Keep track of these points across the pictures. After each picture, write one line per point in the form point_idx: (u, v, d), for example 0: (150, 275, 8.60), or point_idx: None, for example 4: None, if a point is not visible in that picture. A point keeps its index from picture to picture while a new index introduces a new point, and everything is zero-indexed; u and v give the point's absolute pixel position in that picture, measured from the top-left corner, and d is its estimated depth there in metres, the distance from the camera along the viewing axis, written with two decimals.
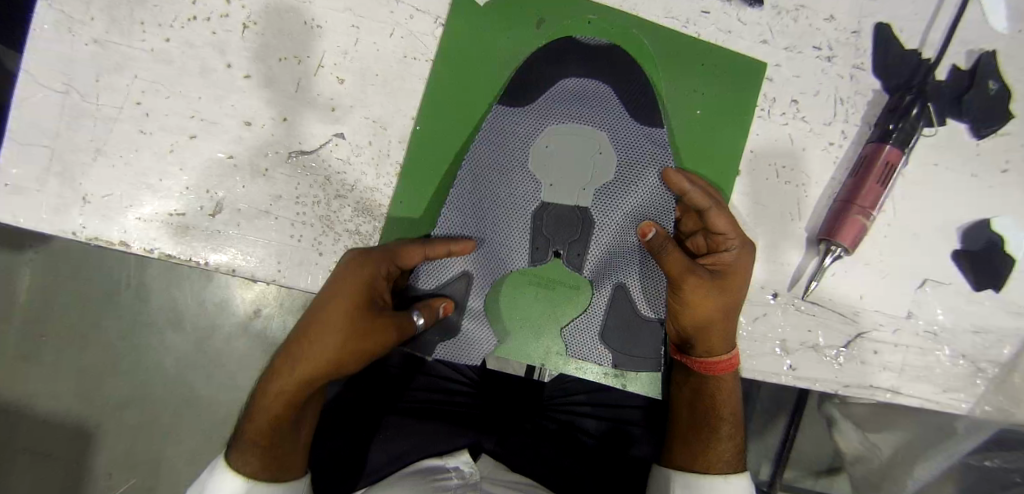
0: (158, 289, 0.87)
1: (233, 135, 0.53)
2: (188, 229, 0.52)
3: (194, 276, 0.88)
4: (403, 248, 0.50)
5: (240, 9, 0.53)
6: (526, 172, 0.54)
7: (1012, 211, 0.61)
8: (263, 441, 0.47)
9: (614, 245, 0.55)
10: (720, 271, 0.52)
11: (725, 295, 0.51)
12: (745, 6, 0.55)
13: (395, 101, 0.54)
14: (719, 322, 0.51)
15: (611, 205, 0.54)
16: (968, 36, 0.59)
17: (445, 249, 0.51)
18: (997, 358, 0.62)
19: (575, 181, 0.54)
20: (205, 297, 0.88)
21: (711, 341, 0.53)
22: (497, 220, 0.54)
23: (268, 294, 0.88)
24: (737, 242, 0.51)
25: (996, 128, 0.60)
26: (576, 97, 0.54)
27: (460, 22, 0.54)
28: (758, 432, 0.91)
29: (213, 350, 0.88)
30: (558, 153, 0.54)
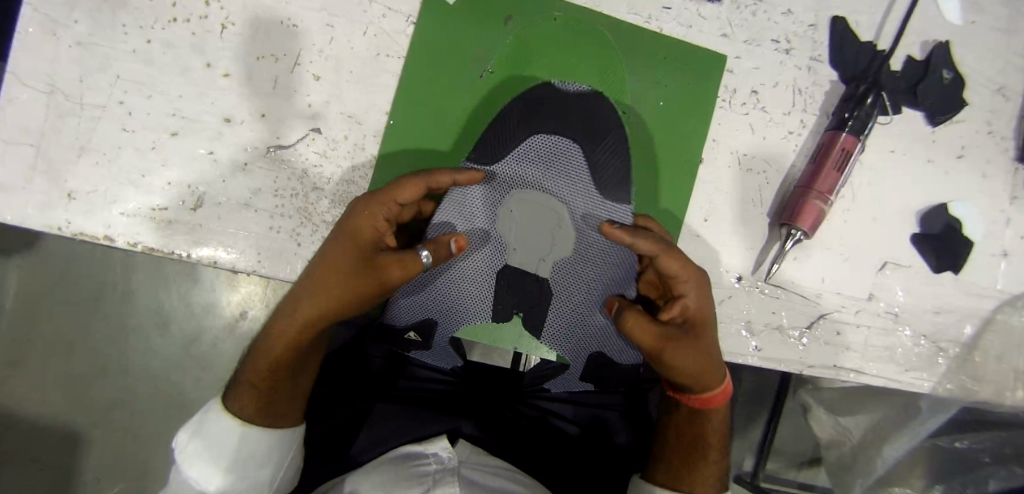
0: (147, 290, 0.89)
1: (213, 132, 0.55)
2: (170, 224, 0.54)
3: (179, 277, 0.90)
4: (401, 184, 0.49)
5: (218, 10, 0.54)
6: (486, 245, 0.55)
7: (966, 196, 0.64)
8: (261, 384, 0.49)
9: (578, 312, 0.56)
10: (689, 320, 0.53)
11: (702, 342, 0.52)
12: (705, 2, 0.57)
13: (370, 97, 0.56)
14: (701, 367, 0.52)
15: (570, 272, 0.56)
16: (923, 27, 0.62)
17: (446, 178, 0.51)
18: (958, 338, 0.64)
19: (535, 251, 0.55)
20: (192, 300, 0.90)
21: (703, 381, 0.52)
22: (466, 280, 0.55)
23: (254, 295, 0.91)
24: (692, 287, 0.52)
25: (951, 115, 0.62)
26: (539, 157, 0.54)
27: (432, 22, 0.56)
28: (741, 426, 0.94)
29: (200, 353, 0.90)
30: (518, 225, 0.55)
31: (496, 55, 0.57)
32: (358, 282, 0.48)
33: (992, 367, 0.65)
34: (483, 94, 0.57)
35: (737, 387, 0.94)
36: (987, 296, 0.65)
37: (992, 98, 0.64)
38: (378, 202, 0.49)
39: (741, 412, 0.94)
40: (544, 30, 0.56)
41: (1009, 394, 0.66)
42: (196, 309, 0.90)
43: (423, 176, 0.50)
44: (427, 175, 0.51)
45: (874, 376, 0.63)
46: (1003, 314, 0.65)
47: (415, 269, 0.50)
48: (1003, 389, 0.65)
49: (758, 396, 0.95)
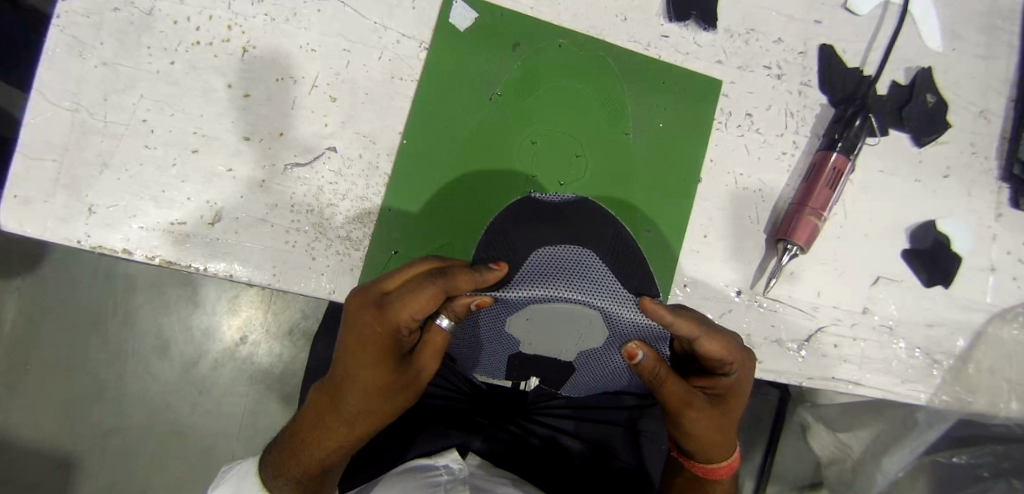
0: (147, 313, 0.90)
1: (233, 150, 0.57)
2: (188, 238, 0.56)
3: (180, 300, 0.91)
4: (417, 299, 0.42)
5: (240, 35, 0.58)
6: (497, 334, 0.46)
7: (953, 215, 0.67)
8: (312, 478, 0.50)
9: (600, 375, 0.52)
10: (719, 395, 0.51)
11: (727, 417, 0.51)
12: (700, 30, 0.61)
13: (384, 118, 0.57)
14: (718, 439, 0.52)
15: (593, 359, 0.48)
16: (907, 54, 0.66)
17: (466, 286, 0.41)
18: (951, 351, 0.66)
19: (556, 347, 0.46)
20: (191, 324, 0.91)
21: (716, 455, 0.53)
22: (478, 343, 0.50)
23: (254, 320, 0.93)
24: (737, 368, 0.49)
25: (936, 136, 0.65)
26: (552, 268, 0.41)
27: (442, 49, 0.58)
28: (741, 449, 0.96)
29: (198, 377, 0.91)
30: (536, 330, 0.43)
31: (504, 79, 0.58)
32: (398, 389, 0.47)
33: (985, 379, 0.67)
34: (492, 117, 0.58)
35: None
36: (976, 309, 0.68)
37: (975, 121, 0.68)
38: (391, 314, 0.43)
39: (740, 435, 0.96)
40: (551, 57, 0.58)
41: (1002, 406, 0.68)
42: (196, 334, 0.91)
43: (437, 284, 0.42)
44: (442, 277, 0.42)
45: (872, 389, 0.64)
46: (993, 327, 0.68)
47: (440, 337, 0.47)
48: (997, 400, 0.67)
49: (757, 418, 0.96)
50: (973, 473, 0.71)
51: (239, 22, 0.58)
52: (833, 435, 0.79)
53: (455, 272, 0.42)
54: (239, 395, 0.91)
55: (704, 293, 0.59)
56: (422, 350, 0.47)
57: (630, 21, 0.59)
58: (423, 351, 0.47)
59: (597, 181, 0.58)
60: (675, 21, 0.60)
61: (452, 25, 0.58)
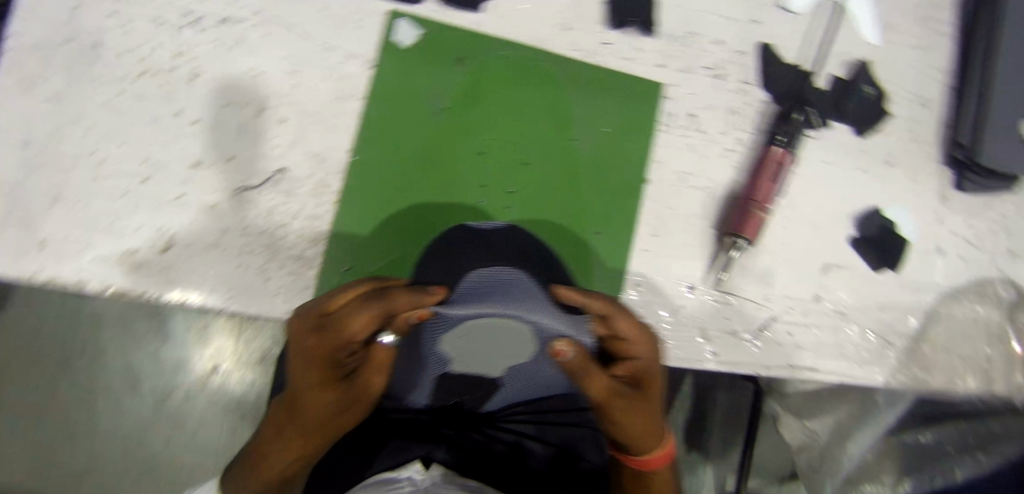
0: (116, 351, 0.92)
1: (184, 177, 0.57)
2: (141, 267, 0.56)
3: (147, 336, 0.93)
4: (356, 318, 0.42)
5: (187, 62, 0.58)
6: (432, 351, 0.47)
7: (898, 200, 0.69)
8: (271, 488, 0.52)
9: (532, 378, 0.55)
10: (637, 382, 0.52)
11: (648, 403, 0.52)
12: (640, 35, 0.62)
13: (332, 137, 0.58)
14: (649, 427, 0.52)
15: (524, 365, 0.51)
16: (844, 47, 0.68)
17: (405, 305, 0.42)
18: (904, 332, 0.68)
19: (490, 357, 0.48)
20: (162, 358, 0.93)
21: (648, 444, 0.54)
22: (412, 361, 0.50)
23: (224, 351, 0.94)
24: (644, 350, 0.50)
25: (873, 126, 0.68)
26: (481, 286, 0.42)
27: (386, 67, 0.59)
28: (721, 444, 1.02)
29: (171, 411, 0.92)
30: (472, 343, 0.45)
31: (449, 93, 0.59)
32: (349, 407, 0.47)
33: (939, 357, 0.69)
34: (439, 131, 0.59)
35: (711, 403, 1.03)
36: (926, 291, 0.70)
37: (913, 108, 0.70)
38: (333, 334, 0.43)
39: (718, 431, 1.02)
40: (494, 69, 0.59)
41: (960, 382, 0.70)
42: (166, 367, 0.93)
43: (376, 306, 0.42)
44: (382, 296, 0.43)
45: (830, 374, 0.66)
46: (945, 307, 0.70)
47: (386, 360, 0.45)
48: (954, 378, 0.69)
49: (734, 412, 1.02)
50: (940, 446, 0.78)
51: (185, 50, 0.58)
52: (800, 423, 0.80)
53: (396, 293, 0.43)
54: (214, 424, 0.93)
55: (657, 290, 0.61)
56: (365, 369, 0.46)
57: (573, 31, 0.61)
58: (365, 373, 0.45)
59: (544, 188, 0.60)
60: (616, 28, 0.61)
61: (395, 42, 0.59)
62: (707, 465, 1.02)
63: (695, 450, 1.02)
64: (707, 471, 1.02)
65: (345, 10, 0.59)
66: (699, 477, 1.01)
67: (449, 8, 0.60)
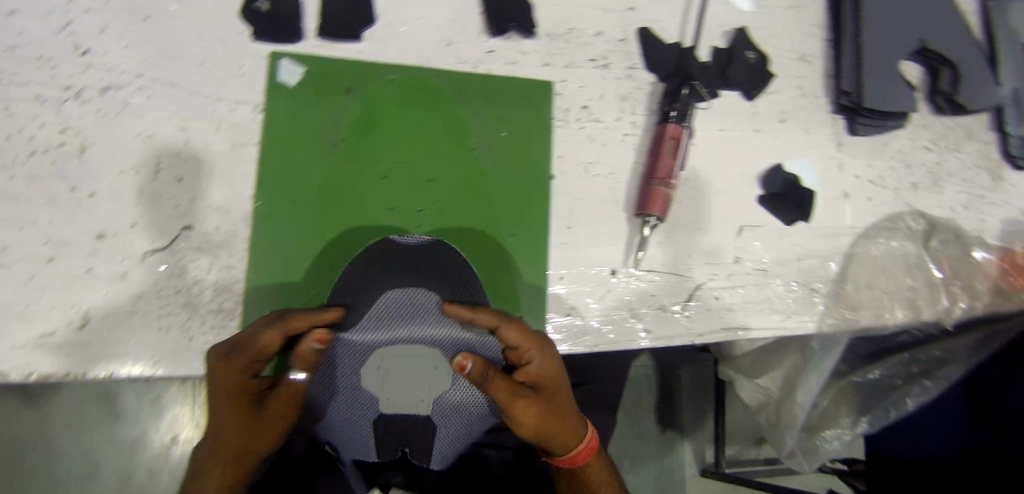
0: (70, 440, 0.92)
1: (89, 250, 0.56)
2: (58, 348, 0.54)
3: (100, 418, 0.93)
4: (258, 343, 0.49)
5: (76, 135, 0.57)
6: (364, 389, 0.56)
7: (798, 154, 0.72)
8: None
9: (460, 424, 0.59)
10: (539, 384, 0.55)
11: (552, 402, 0.56)
12: (522, 39, 0.64)
13: (233, 186, 0.58)
14: (558, 423, 0.56)
15: (446, 401, 0.57)
16: (719, 20, 0.71)
17: (301, 326, 0.50)
18: (827, 276, 0.71)
19: (415, 392, 0.56)
20: (118, 439, 0.94)
21: (564, 440, 0.57)
22: (350, 413, 0.57)
23: (180, 418, 0.95)
24: (537, 355, 0.53)
25: (762, 88, 0.71)
26: (400, 312, 0.57)
27: (277, 107, 0.59)
28: (695, 418, 1.05)
29: (137, 488, 0.93)
30: (394, 370, 0.56)
31: (343, 124, 0.60)
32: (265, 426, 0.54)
33: (864, 294, 0.72)
34: (339, 162, 0.59)
35: (678, 383, 1.05)
36: (842, 235, 0.73)
37: (797, 65, 0.73)
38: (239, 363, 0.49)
39: (689, 407, 1.05)
40: (384, 93, 0.61)
41: (890, 315, 0.73)
42: (125, 446, 0.94)
43: (278, 330, 0.49)
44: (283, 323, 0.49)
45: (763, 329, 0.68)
46: (861, 247, 0.73)
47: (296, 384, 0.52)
48: (882, 312, 0.72)
49: (702, 389, 1.05)
50: (889, 383, 0.82)
51: (71, 123, 0.57)
52: (752, 382, 0.81)
53: (293, 317, 0.50)
54: None
55: (581, 279, 0.62)
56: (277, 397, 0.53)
57: (455, 45, 0.63)
58: (276, 398, 0.53)
59: (453, 200, 0.61)
60: (497, 36, 0.64)
61: (281, 83, 0.60)
62: (684, 440, 1.05)
63: (671, 428, 1.04)
64: (685, 446, 1.05)
65: (228, 59, 0.60)
66: (678, 452, 1.04)
67: (330, 41, 0.61)
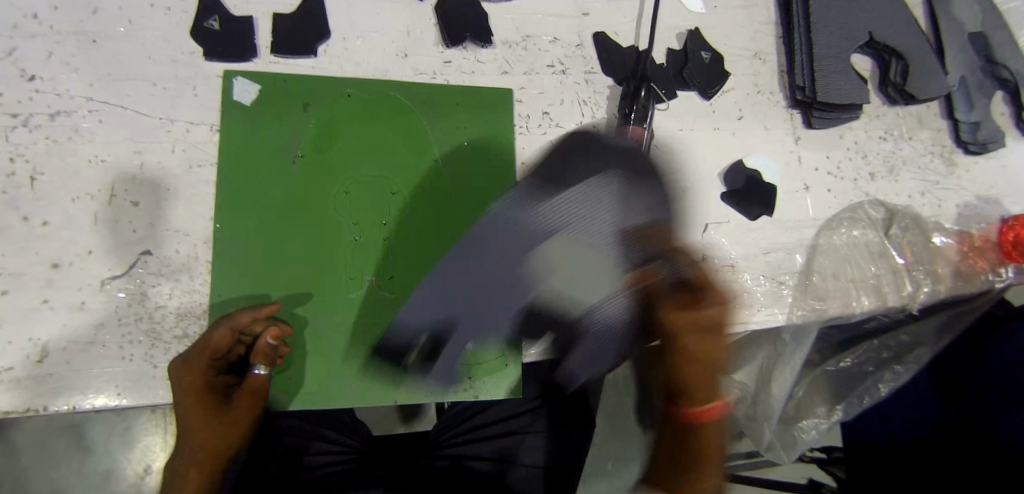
0: (39, 475, 0.90)
1: (44, 280, 0.55)
2: (16, 383, 0.53)
3: (70, 451, 0.92)
4: (210, 336, 0.51)
5: (25, 164, 0.55)
6: (526, 265, 0.56)
7: (758, 150, 0.74)
8: None
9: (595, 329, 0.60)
10: (712, 324, 0.51)
11: (735, 342, 0.51)
12: (479, 48, 0.65)
13: (193, 208, 0.57)
14: None
15: (603, 302, 0.58)
16: (674, 22, 0.73)
17: (251, 315, 0.52)
18: (793, 268, 0.73)
19: (580, 277, 0.57)
20: (89, 472, 0.91)
21: (711, 386, 0.53)
22: (505, 303, 0.58)
23: (153, 446, 0.93)
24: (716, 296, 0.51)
25: (718, 87, 0.72)
26: (585, 204, 0.55)
27: (232, 126, 0.59)
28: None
29: None
30: (569, 250, 0.56)
31: (302, 139, 0.60)
32: (231, 426, 0.53)
33: (830, 284, 0.74)
34: (300, 178, 0.59)
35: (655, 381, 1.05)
36: (805, 227, 0.74)
37: (752, 63, 0.75)
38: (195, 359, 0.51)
39: None
40: (343, 107, 0.61)
41: (856, 303, 0.74)
42: (95, 479, 0.91)
43: (227, 322, 0.51)
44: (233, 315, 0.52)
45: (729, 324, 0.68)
46: (824, 238, 0.75)
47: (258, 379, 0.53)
48: (849, 301, 0.74)
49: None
50: (861, 368, 0.84)
51: (21, 152, 0.55)
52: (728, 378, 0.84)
53: (244, 310, 0.53)
54: None
55: None
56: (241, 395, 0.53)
57: (411, 56, 0.63)
58: (240, 396, 0.53)
59: (418, 211, 0.61)
60: (453, 46, 0.64)
61: (237, 102, 0.59)
62: None
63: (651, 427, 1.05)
64: None
65: (180, 80, 0.59)
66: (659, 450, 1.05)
67: (285, 57, 0.61)
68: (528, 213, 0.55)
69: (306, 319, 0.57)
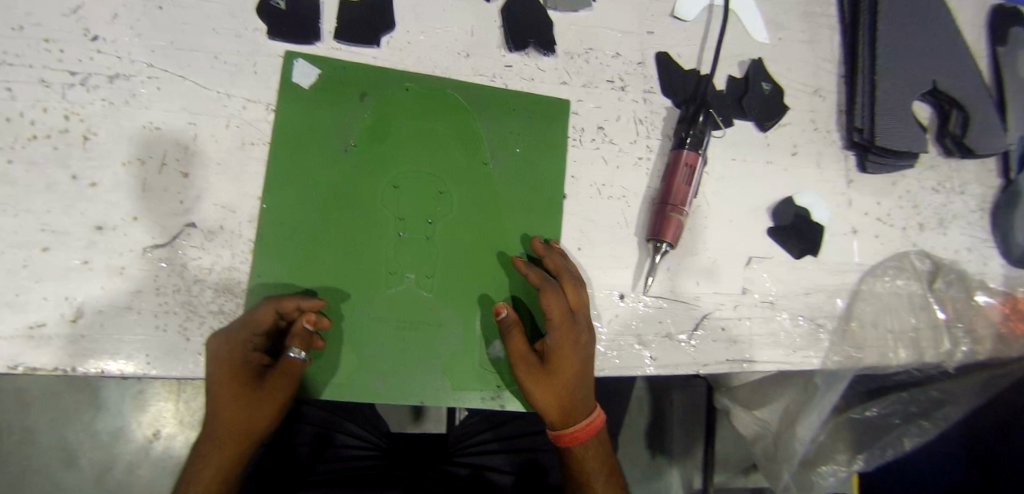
0: (48, 427, 0.89)
1: (86, 241, 0.54)
2: (49, 341, 0.53)
3: (82, 407, 0.90)
4: (252, 315, 0.52)
5: (79, 123, 0.55)
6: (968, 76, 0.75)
7: (809, 189, 0.72)
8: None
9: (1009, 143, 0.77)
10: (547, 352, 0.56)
11: (559, 372, 0.56)
12: (541, 56, 0.64)
13: (240, 185, 0.57)
14: (564, 393, 0.56)
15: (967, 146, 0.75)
16: (737, 50, 0.72)
17: (294, 302, 0.53)
18: (832, 313, 0.71)
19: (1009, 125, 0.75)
20: (98, 430, 0.90)
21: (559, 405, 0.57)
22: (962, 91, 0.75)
23: (164, 413, 0.92)
24: (557, 326, 0.56)
25: (776, 120, 0.71)
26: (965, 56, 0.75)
27: (288, 109, 0.58)
28: (684, 444, 1.01)
29: (114, 484, 0.90)
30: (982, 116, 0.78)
31: (356, 129, 0.59)
32: (260, 407, 0.52)
33: (870, 334, 0.72)
34: (348, 168, 0.59)
35: (668, 407, 1.01)
36: (849, 272, 0.72)
37: (812, 99, 0.74)
38: (235, 335, 0.52)
39: (680, 432, 1.01)
40: (398, 101, 0.60)
41: (893, 354, 0.72)
42: (104, 438, 0.90)
43: (269, 304, 0.53)
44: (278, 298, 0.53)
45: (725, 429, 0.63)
46: (867, 284, 0.73)
47: (293, 368, 0.52)
48: (886, 352, 0.72)
49: (692, 414, 1.01)
50: (888, 421, 0.80)
51: (77, 111, 0.55)
52: (750, 414, 0.79)
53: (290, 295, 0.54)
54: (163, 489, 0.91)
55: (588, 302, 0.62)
56: (272, 377, 0.52)
57: (473, 57, 0.63)
58: (274, 376, 0.52)
59: (464, 214, 0.60)
60: (515, 51, 0.64)
61: (295, 83, 0.59)
62: (673, 466, 1.01)
63: (658, 453, 1.01)
64: (673, 473, 1.01)
65: (242, 56, 0.59)
66: (666, 478, 1.01)
67: (348, 45, 0.60)
68: (754, 95, 0.70)
69: (341, 309, 0.57)
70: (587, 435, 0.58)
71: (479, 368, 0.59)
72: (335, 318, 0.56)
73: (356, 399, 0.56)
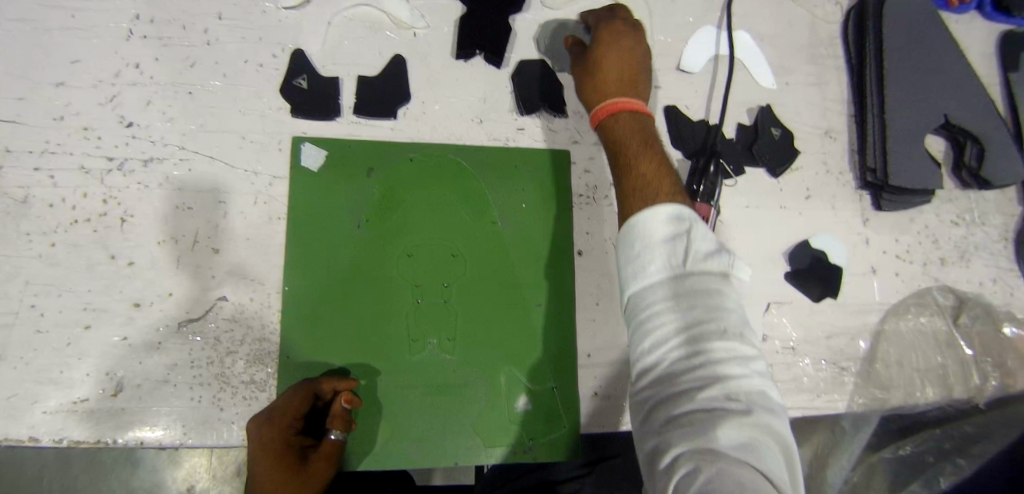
0: (87, 484, 0.91)
1: (124, 318, 0.57)
2: (90, 416, 0.55)
3: (119, 464, 0.93)
4: (289, 399, 0.54)
5: (117, 206, 0.59)
6: (982, 110, 0.74)
7: (825, 231, 0.72)
8: None
9: None
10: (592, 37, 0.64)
11: (602, 47, 0.61)
12: (552, 117, 0.66)
13: (268, 258, 0.60)
14: (605, 66, 0.60)
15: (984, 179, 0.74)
16: (746, 98, 0.73)
17: (331, 384, 0.55)
18: (856, 355, 0.70)
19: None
20: (134, 487, 0.92)
21: (597, 77, 0.61)
22: (978, 126, 0.74)
23: (198, 467, 0.93)
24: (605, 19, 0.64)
25: (788, 164, 0.72)
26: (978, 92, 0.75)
27: (302, 190, 0.61)
28: None
29: None
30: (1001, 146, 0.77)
31: (366, 205, 0.61)
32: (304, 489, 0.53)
33: (895, 374, 0.71)
34: (362, 242, 0.61)
35: None
36: (871, 312, 0.72)
37: (822, 141, 0.74)
38: (273, 422, 0.53)
39: None
40: (407, 170, 0.63)
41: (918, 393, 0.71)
42: None
43: (305, 386, 0.54)
44: (314, 381, 0.55)
45: (686, 418, 0.42)
46: (890, 324, 0.72)
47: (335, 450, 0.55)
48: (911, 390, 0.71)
49: None
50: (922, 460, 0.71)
51: (114, 194, 0.59)
52: None
53: (325, 376, 0.56)
54: None
55: (607, 358, 0.63)
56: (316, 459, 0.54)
57: (486, 122, 0.65)
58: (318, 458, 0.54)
59: (478, 273, 0.62)
60: (527, 114, 0.66)
61: (310, 162, 0.61)
62: None
63: None
64: None
65: (268, 134, 0.62)
66: None
67: (366, 118, 0.63)
68: (765, 142, 0.71)
69: (367, 379, 0.58)
70: (620, 103, 0.58)
71: (508, 424, 0.60)
72: (360, 386, 0.58)
73: (391, 466, 0.57)
